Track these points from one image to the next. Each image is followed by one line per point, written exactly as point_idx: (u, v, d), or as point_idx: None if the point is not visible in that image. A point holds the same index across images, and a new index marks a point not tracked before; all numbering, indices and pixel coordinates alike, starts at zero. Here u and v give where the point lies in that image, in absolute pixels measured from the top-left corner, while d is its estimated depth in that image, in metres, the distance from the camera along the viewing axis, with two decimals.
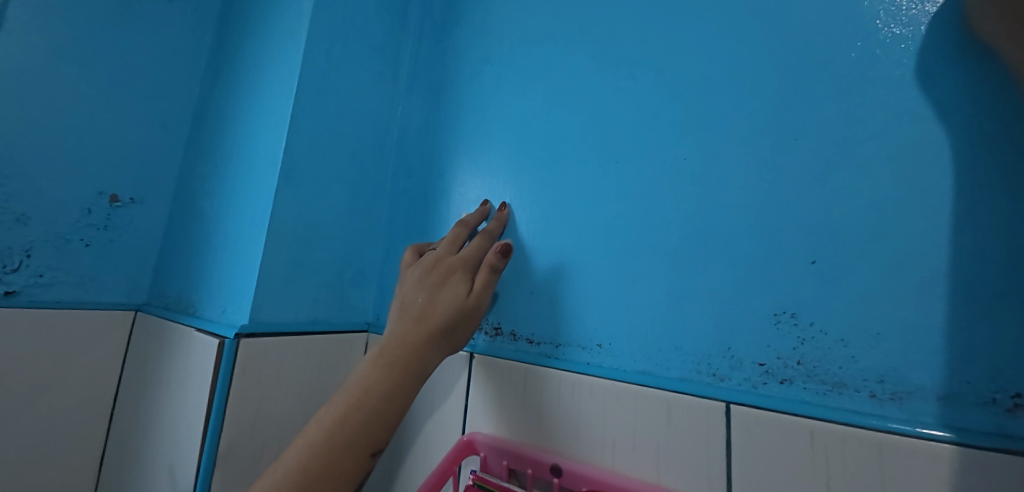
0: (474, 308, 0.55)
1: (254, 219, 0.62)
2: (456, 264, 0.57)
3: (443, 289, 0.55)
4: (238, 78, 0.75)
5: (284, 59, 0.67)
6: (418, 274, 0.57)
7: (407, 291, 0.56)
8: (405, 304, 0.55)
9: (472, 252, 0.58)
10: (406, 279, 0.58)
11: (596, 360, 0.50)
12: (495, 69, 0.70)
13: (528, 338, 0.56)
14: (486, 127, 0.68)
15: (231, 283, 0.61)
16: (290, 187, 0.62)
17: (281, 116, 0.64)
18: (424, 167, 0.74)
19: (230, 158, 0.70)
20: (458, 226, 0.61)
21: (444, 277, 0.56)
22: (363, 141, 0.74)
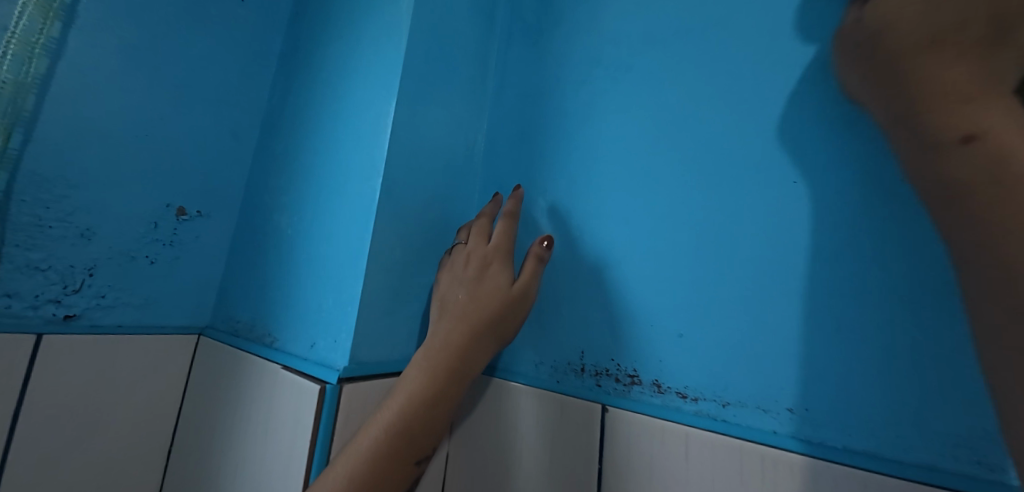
0: (520, 295, 0.51)
1: (349, 241, 0.53)
2: (491, 253, 0.53)
3: (483, 281, 0.51)
4: (318, 81, 0.68)
5: (381, 59, 0.59)
6: (456, 271, 0.53)
7: (445, 289, 0.52)
8: (445, 303, 0.51)
9: (504, 240, 0.54)
10: (442, 278, 0.54)
11: (788, 429, 0.41)
12: (611, 72, 0.61)
13: (681, 392, 0.46)
14: (604, 138, 0.59)
15: (322, 314, 0.53)
16: (391, 203, 0.53)
17: (381, 122, 0.56)
18: (524, 182, 0.65)
19: (314, 169, 0.63)
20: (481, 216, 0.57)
21: (482, 268, 0.52)
22: (456, 152, 0.65)
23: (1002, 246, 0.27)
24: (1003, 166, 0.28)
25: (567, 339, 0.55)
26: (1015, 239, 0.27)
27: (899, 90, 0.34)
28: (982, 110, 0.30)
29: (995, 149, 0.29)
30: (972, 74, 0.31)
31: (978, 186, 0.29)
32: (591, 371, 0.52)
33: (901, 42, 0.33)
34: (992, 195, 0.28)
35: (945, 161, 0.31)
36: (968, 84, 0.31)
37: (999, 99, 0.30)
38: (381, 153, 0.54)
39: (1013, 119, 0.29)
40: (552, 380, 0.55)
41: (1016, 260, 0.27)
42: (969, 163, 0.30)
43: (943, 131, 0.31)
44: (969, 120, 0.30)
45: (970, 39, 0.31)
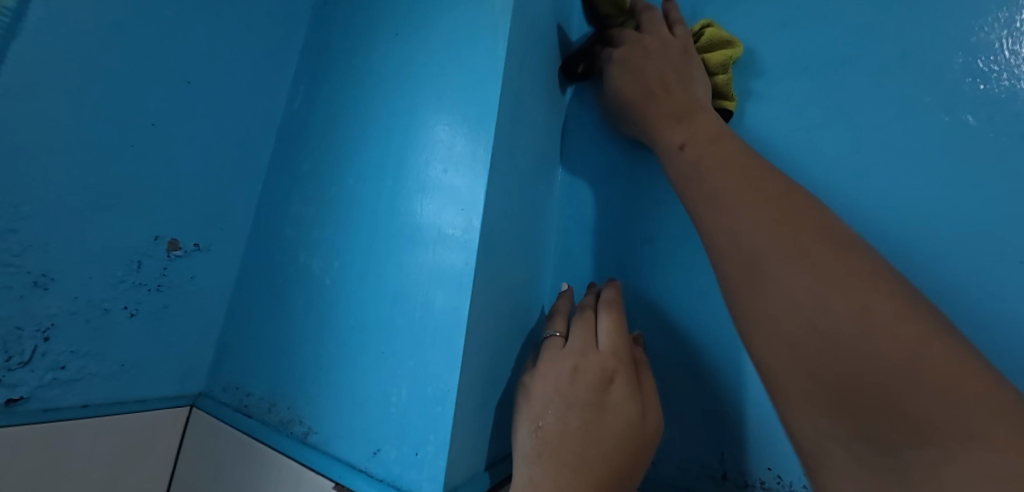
0: (655, 431, 0.34)
1: (428, 315, 0.40)
2: (612, 363, 0.35)
3: (606, 408, 0.34)
4: (364, 90, 0.54)
5: (465, 71, 0.46)
6: (557, 384, 0.35)
7: (544, 413, 0.34)
8: (547, 439, 0.33)
9: (622, 341, 0.37)
10: (532, 391, 0.36)
11: None
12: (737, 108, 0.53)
13: None
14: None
15: (389, 412, 0.39)
16: (487, 264, 0.41)
17: (473, 158, 0.43)
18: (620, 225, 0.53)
19: (363, 204, 0.48)
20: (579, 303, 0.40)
21: (603, 386, 0.34)
22: (539, 186, 0.52)
23: (794, 312, 0.29)
24: (692, 172, 0.38)
25: (696, 434, 0.44)
26: (789, 319, 0.30)
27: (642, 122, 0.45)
28: (686, 125, 0.41)
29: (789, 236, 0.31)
30: (678, 127, 0.41)
31: (694, 192, 0.37)
32: (736, 481, 0.42)
33: (631, 93, 0.46)
34: (703, 193, 0.36)
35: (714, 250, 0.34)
36: (683, 109, 0.42)
37: (685, 120, 0.41)
38: (477, 199, 0.41)
39: (716, 143, 0.38)
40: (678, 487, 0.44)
41: (804, 329, 0.29)
42: (694, 183, 0.37)
43: (666, 143, 0.41)
44: (676, 137, 0.41)
45: (657, 92, 0.44)
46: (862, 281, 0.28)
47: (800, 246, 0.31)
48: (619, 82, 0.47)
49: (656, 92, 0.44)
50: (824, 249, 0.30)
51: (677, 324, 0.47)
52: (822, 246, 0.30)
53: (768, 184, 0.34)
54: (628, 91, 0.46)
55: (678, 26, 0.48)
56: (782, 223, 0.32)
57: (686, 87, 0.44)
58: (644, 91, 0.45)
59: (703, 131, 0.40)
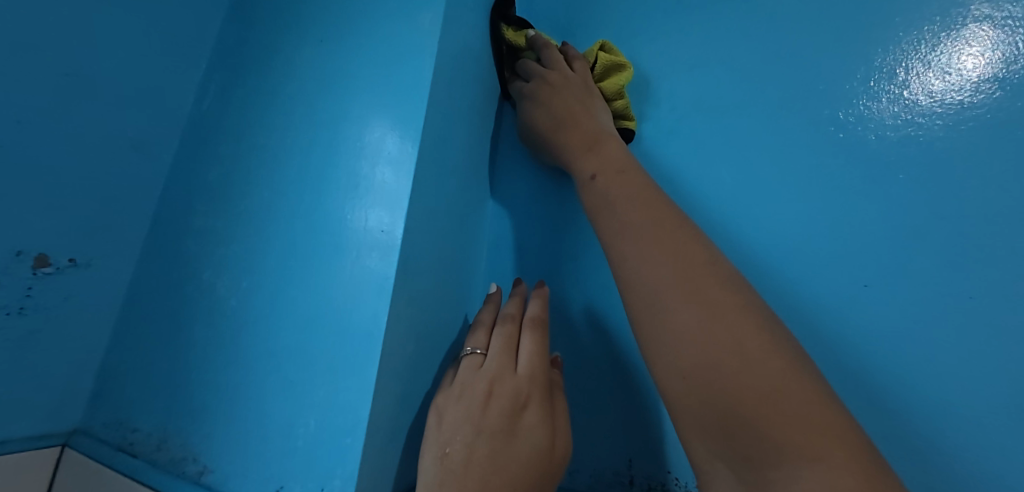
0: (563, 456, 0.35)
1: (340, 340, 0.38)
2: (527, 387, 0.36)
3: (515, 434, 0.34)
4: (287, 97, 0.50)
5: (391, 87, 0.45)
6: (470, 408, 0.35)
7: (452, 439, 0.34)
8: (452, 466, 0.33)
9: (540, 364, 0.38)
10: (444, 415, 0.36)
11: None
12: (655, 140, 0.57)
13: None
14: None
15: (295, 444, 0.36)
16: (406, 286, 0.39)
17: (396, 175, 0.42)
18: (545, 243, 0.54)
19: (276, 221, 0.45)
20: (504, 319, 0.41)
21: (514, 412, 0.35)
22: (467, 205, 0.52)
23: (687, 359, 0.33)
24: (606, 199, 0.42)
25: (606, 443, 0.46)
26: (688, 355, 0.33)
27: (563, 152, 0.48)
28: (597, 156, 0.46)
29: (680, 298, 0.35)
30: (591, 156, 0.46)
31: (601, 217, 0.42)
32: (642, 485, 0.44)
33: (547, 125, 0.50)
34: (608, 202, 0.42)
35: (624, 283, 0.38)
36: (602, 142, 0.46)
37: (596, 151, 0.46)
38: (399, 219, 0.40)
39: (614, 161, 0.45)
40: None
41: (690, 369, 0.33)
42: (605, 235, 0.41)
43: (581, 174, 0.46)
44: (589, 168, 0.45)
45: (572, 129, 0.48)
46: (720, 337, 0.32)
47: (693, 310, 0.34)
48: (532, 110, 0.52)
49: (565, 124, 0.49)
50: (705, 304, 0.34)
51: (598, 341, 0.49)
52: (712, 307, 0.34)
53: (675, 239, 0.38)
54: (537, 116, 0.52)
55: (577, 62, 0.54)
56: (663, 277, 0.36)
57: (593, 112, 0.50)
58: (557, 121, 0.49)
59: (612, 163, 0.45)
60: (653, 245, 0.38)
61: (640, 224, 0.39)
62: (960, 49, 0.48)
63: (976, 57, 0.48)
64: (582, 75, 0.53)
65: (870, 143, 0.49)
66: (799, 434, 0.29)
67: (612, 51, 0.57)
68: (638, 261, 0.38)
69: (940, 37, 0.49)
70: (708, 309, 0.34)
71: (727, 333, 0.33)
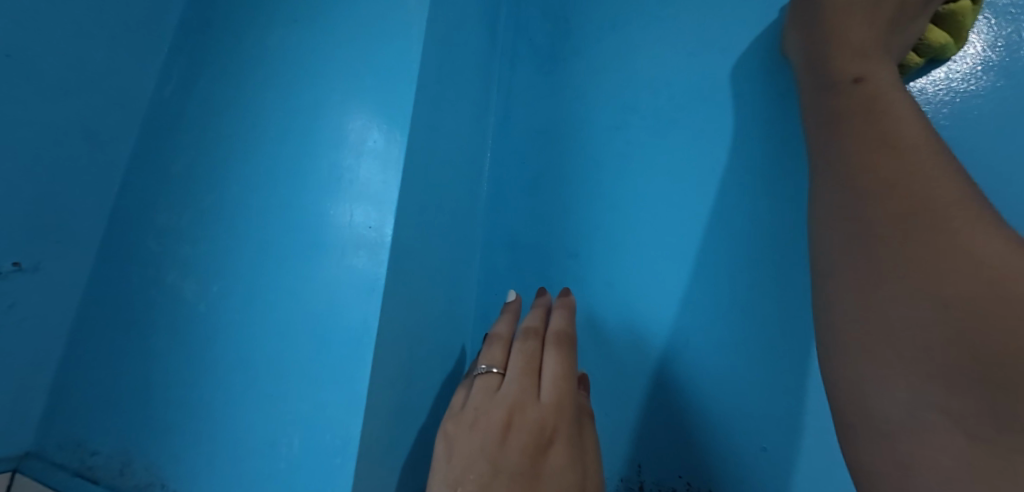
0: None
1: (325, 350, 0.34)
2: (552, 420, 0.32)
3: (538, 476, 0.31)
4: (258, 84, 0.46)
5: (376, 70, 0.41)
6: (485, 444, 0.32)
7: (464, 477, 0.31)
8: None
9: (568, 390, 0.34)
10: (456, 447, 0.33)
11: None
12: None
13: None
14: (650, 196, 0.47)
15: (277, 467, 0.33)
16: (397, 288, 0.36)
17: (382, 168, 0.38)
18: (540, 238, 0.51)
19: (250, 217, 0.41)
20: (527, 336, 0.37)
21: (537, 450, 0.31)
22: (458, 200, 0.49)
23: (911, 288, 0.25)
24: (868, 105, 0.31)
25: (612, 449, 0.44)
26: (946, 277, 0.24)
27: (815, 47, 0.35)
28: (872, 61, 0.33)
29: (909, 217, 0.26)
30: (849, 51, 0.33)
31: (856, 119, 0.31)
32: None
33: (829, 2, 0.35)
34: (871, 109, 0.31)
35: (849, 186, 0.29)
36: (867, 43, 0.33)
37: (877, 56, 0.33)
38: (387, 216, 0.36)
39: (890, 73, 0.33)
40: None
41: (942, 291, 0.24)
42: (849, 140, 0.31)
43: (833, 77, 0.34)
44: (851, 68, 0.33)
45: (881, 12, 0.33)
46: (998, 267, 0.23)
47: (949, 229, 0.25)
48: None
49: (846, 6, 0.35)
50: (956, 224, 0.25)
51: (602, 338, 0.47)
52: (968, 229, 0.25)
53: (915, 157, 0.28)
54: None
55: None
56: (902, 185, 0.27)
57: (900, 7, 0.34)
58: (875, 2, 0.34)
59: (872, 66, 0.32)
60: (916, 162, 0.28)
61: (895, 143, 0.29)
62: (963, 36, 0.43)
63: (976, 44, 0.42)
64: None
65: None
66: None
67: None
68: (873, 169, 0.29)
69: None
70: (949, 223, 0.25)
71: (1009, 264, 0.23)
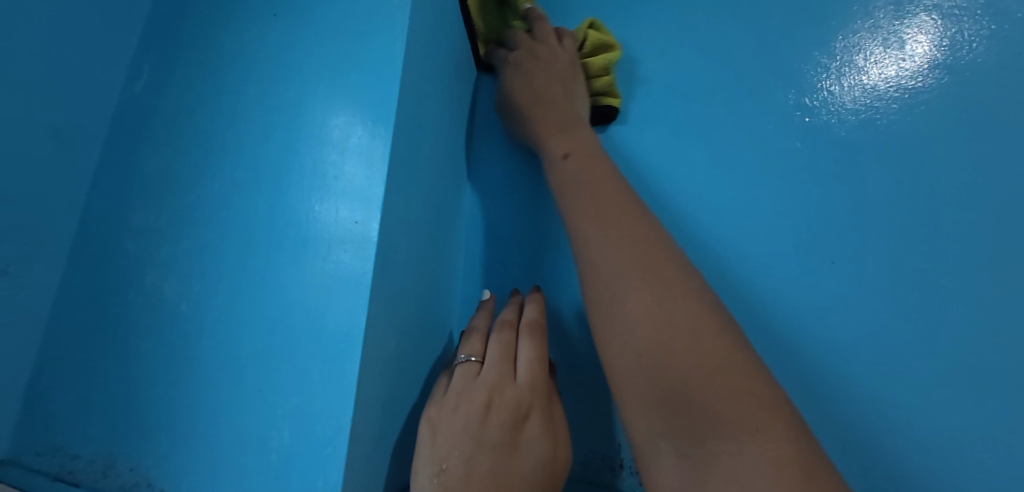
0: (563, 463, 0.38)
1: (313, 343, 0.34)
2: (528, 398, 0.38)
3: (517, 447, 0.36)
4: (236, 80, 0.45)
5: (358, 68, 0.41)
6: (469, 422, 0.36)
7: (450, 453, 0.35)
8: (451, 483, 0.34)
9: (540, 372, 0.40)
10: (440, 429, 0.36)
11: None
12: (626, 131, 0.57)
13: None
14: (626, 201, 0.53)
15: (269, 460, 0.33)
16: (385, 281, 0.37)
17: (366, 164, 0.39)
18: (528, 235, 0.56)
19: (231, 215, 0.41)
20: (503, 327, 0.42)
21: (515, 424, 0.37)
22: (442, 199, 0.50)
23: (651, 341, 0.35)
24: (574, 177, 0.45)
25: (597, 431, 0.49)
26: (644, 334, 0.36)
27: (530, 133, 0.52)
28: (569, 138, 0.49)
29: (635, 277, 0.38)
30: (557, 134, 0.49)
31: (565, 194, 0.45)
32: (632, 467, 0.48)
33: (526, 99, 0.52)
34: (580, 186, 0.45)
35: (584, 261, 0.41)
36: (566, 122, 0.50)
37: (568, 132, 0.49)
38: (373, 211, 0.37)
39: (586, 148, 0.48)
40: (583, 481, 0.49)
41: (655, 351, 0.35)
42: (587, 222, 0.42)
43: (552, 151, 0.49)
44: (558, 147, 0.48)
45: (541, 107, 0.51)
46: (680, 323, 0.36)
47: (669, 289, 0.37)
48: (512, 81, 0.54)
49: (539, 100, 0.51)
50: (676, 291, 0.37)
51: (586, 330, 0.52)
52: (676, 291, 0.37)
53: (630, 225, 0.41)
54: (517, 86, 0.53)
55: (566, 40, 0.55)
56: (645, 266, 0.38)
57: (570, 98, 0.52)
58: (538, 98, 0.51)
59: (577, 144, 0.48)
60: (640, 240, 0.40)
61: (604, 209, 0.43)
62: (909, 39, 0.49)
63: (925, 44, 0.49)
64: (568, 53, 0.54)
65: (833, 128, 0.50)
66: (744, 413, 0.32)
67: (601, 29, 0.58)
68: (620, 235, 0.41)
69: (893, 25, 0.50)
70: (666, 293, 0.37)
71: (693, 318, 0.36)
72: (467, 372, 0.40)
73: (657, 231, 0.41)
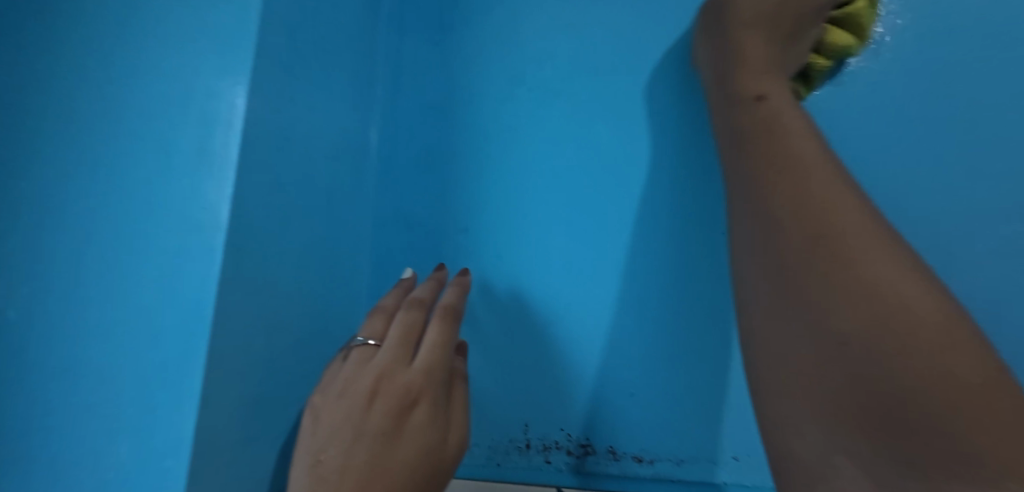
0: (454, 452, 0.35)
1: (152, 342, 0.30)
2: (421, 383, 0.35)
3: (401, 435, 0.33)
4: (63, 33, 0.38)
5: (208, 27, 0.36)
6: (350, 411, 0.33)
7: (328, 443, 0.32)
8: (325, 476, 0.31)
9: (444, 356, 0.37)
10: (323, 417, 0.33)
11: (734, 478, 0.43)
12: (533, 109, 0.55)
13: (637, 456, 0.45)
14: (529, 182, 0.53)
15: (102, 479, 0.29)
16: (242, 267, 0.33)
17: (215, 139, 0.34)
18: (437, 217, 0.55)
19: (60, 197, 0.35)
20: (413, 306, 0.39)
21: (402, 411, 0.33)
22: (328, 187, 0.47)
23: (818, 324, 0.28)
24: (771, 123, 0.36)
25: (504, 414, 0.49)
26: (846, 314, 0.27)
27: (724, 55, 0.41)
28: (775, 80, 0.38)
29: (803, 255, 0.30)
30: (751, 71, 0.39)
31: (752, 145, 0.36)
32: (537, 446, 0.47)
33: (746, 17, 0.40)
34: (769, 140, 0.35)
35: (753, 215, 0.34)
36: (764, 64, 0.39)
37: (772, 73, 0.39)
38: (225, 190, 0.32)
39: (786, 90, 0.38)
40: (491, 465, 0.48)
41: (824, 316, 0.28)
42: (745, 184, 0.36)
43: (741, 90, 0.38)
44: (754, 86, 0.38)
45: (778, 32, 0.40)
46: (889, 301, 0.26)
47: (846, 262, 0.28)
48: None
49: (737, 31, 0.40)
50: (871, 258, 0.27)
51: (491, 314, 0.51)
52: (860, 239, 0.28)
53: (789, 179, 0.33)
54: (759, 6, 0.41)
55: None
56: (802, 212, 0.31)
57: (785, 48, 0.40)
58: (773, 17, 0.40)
59: (780, 93, 0.37)
60: (803, 183, 0.32)
61: (776, 161, 0.34)
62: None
63: None
64: None
65: None
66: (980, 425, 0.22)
67: None
68: (771, 193, 0.33)
69: None
70: (848, 250, 0.28)
71: (933, 311, 0.25)
72: (366, 355, 0.36)
73: (857, 195, 0.31)
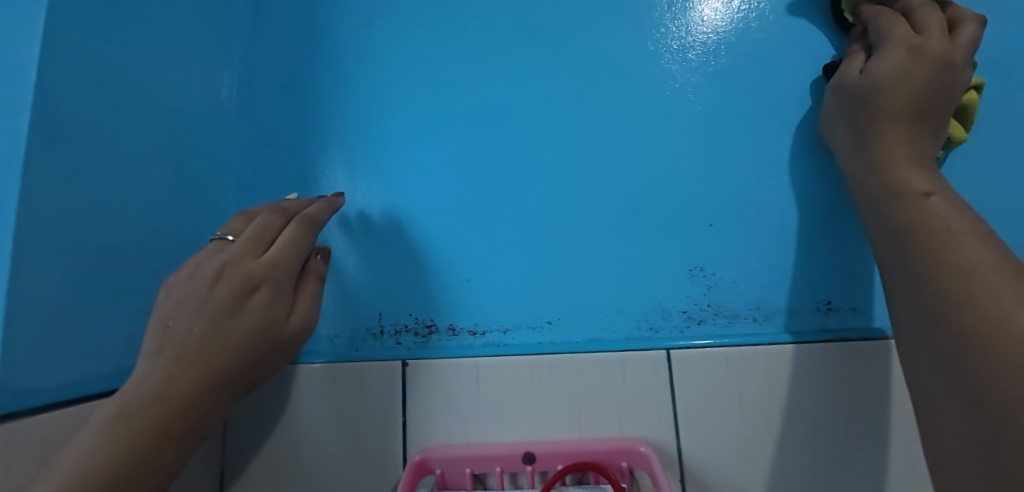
0: (300, 329, 0.42)
1: None
2: (267, 271, 0.40)
3: (244, 310, 0.38)
4: None
5: None
6: (197, 289, 0.37)
7: (175, 312, 0.36)
8: (170, 337, 0.35)
9: (297, 253, 0.43)
10: (171, 294, 0.38)
11: (548, 338, 0.51)
12: (383, 34, 0.60)
13: (471, 329, 0.52)
14: (382, 101, 0.58)
15: None
16: (53, 157, 0.36)
17: (10, 41, 0.36)
18: (293, 133, 0.58)
19: None
20: (274, 212, 0.45)
21: (247, 291, 0.39)
22: (168, 101, 0.50)
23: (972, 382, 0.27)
24: (932, 224, 0.36)
25: (359, 306, 0.54)
26: (1000, 365, 0.27)
27: (860, 105, 0.45)
28: (925, 176, 0.40)
29: (964, 328, 0.29)
30: (900, 169, 0.41)
31: (913, 232, 0.36)
32: (390, 331, 0.53)
33: (902, 105, 0.43)
34: (936, 243, 0.35)
35: (917, 282, 0.34)
36: (897, 158, 0.42)
37: (927, 171, 0.40)
38: (25, 77, 0.35)
39: (940, 185, 0.39)
40: (349, 350, 0.53)
41: (979, 371, 0.27)
42: (907, 287, 0.35)
43: (903, 184, 0.40)
44: (919, 183, 0.39)
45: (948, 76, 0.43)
46: None
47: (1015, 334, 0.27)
48: (889, 72, 0.44)
49: (923, 110, 0.43)
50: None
51: (343, 219, 0.56)
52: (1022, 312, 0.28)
53: (946, 245, 0.34)
54: (911, 86, 0.43)
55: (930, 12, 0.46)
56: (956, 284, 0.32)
57: (932, 120, 0.43)
58: (914, 107, 0.43)
59: (932, 181, 0.39)
60: (981, 284, 0.30)
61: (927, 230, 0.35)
62: None
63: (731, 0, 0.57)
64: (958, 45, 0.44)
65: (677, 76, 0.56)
66: None
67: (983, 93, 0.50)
68: (954, 294, 0.31)
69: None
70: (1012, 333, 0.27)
71: None
72: (221, 248, 0.42)
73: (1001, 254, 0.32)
